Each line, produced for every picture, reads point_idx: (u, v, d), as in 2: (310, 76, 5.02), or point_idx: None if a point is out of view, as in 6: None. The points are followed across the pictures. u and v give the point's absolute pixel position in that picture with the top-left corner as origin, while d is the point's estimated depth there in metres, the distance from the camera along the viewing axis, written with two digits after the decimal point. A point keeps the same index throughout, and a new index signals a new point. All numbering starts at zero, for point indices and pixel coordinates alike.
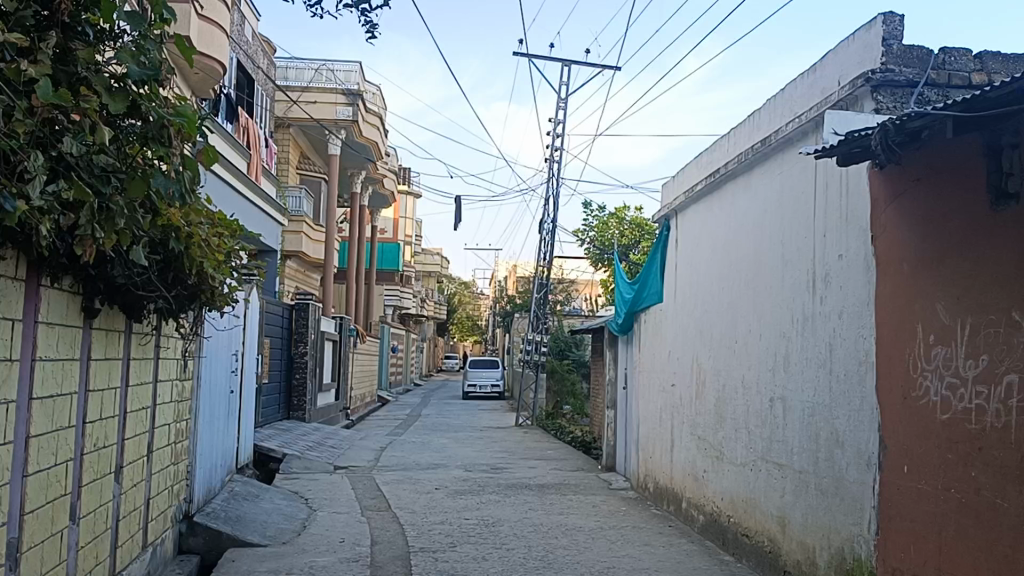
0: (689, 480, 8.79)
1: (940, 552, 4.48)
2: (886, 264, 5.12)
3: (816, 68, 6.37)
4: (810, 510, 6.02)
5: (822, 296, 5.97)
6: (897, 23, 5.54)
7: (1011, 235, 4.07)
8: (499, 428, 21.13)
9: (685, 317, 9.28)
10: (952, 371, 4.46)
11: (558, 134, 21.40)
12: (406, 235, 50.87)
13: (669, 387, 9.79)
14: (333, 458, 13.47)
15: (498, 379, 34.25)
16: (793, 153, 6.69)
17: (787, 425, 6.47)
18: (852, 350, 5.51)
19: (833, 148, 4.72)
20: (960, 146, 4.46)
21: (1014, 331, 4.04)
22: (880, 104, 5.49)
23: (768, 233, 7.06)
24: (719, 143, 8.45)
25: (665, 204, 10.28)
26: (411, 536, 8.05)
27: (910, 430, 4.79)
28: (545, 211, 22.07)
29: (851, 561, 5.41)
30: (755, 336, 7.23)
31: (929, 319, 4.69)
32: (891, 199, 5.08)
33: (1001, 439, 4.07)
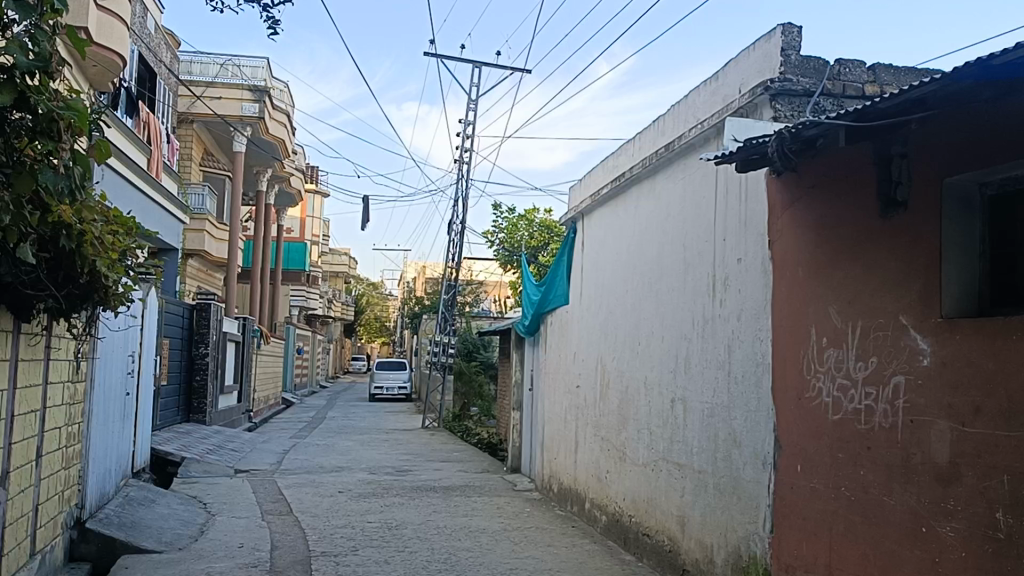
0: (592, 480, 8.88)
1: (830, 550, 4.60)
2: (782, 269, 5.25)
3: (718, 75, 6.49)
4: (707, 509, 6.14)
5: (721, 299, 6.09)
6: (795, 34, 5.67)
7: (899, 241, 4.21)
8: (406, 431, 21.03)
9: (590, 318, 9.36)
10: (843, 373, 4.59)
11: (468, 135, 21.35)
12: (313, 235, 50.22)
13: (573, 388, 9.87)
14: (233, 462, 13.20)
15: (406, 381, 34.08)
16: (695, 159, 6.81)
17: (687, 426, 6.57)
18: (750, 352, 5.64)
19: (731, 155, 4.82)
20: (851, 154, 4.60)
21: (901, 334, 4.19)
22: (779, 112, 5.65)
23: (671, 238, 7.16)
24: (625, 147, 8.54)
25: (573, 207, 10.36)
26: (311, 540, 7.93)
27: (803, 430, 4.92)
28: (453, 213, 22.00)
29: (747, 559, 5.52)
30: (657, 337, 7.33)
31: (821, 322, 4.82)
32: (787, 205, 5.21)
33: (888, 438, 4.21)
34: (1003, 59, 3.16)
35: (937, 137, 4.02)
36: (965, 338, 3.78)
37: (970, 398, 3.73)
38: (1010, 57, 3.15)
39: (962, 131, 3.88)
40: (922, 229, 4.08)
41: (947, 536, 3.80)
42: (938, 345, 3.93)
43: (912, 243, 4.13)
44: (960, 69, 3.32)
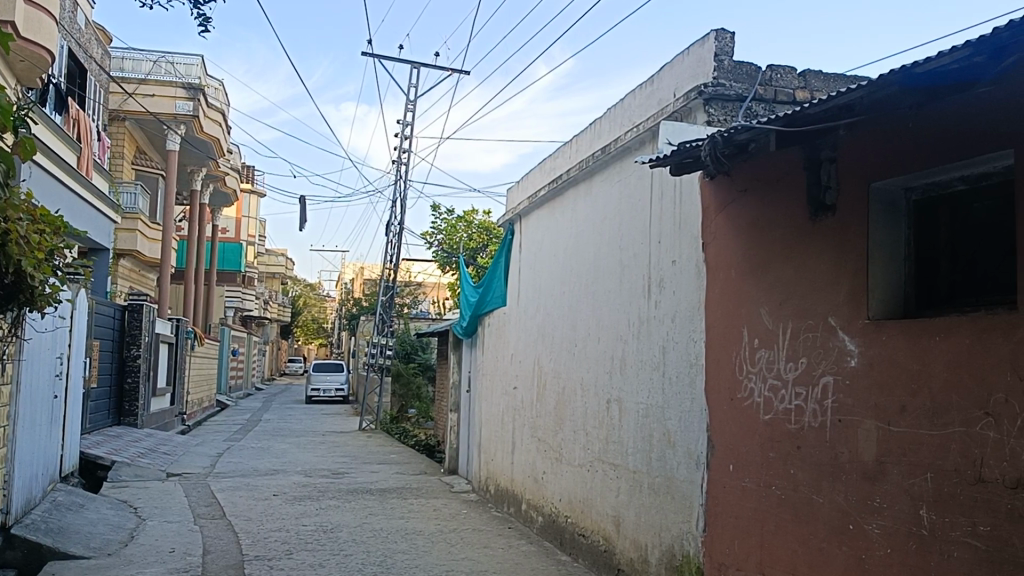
0: (528, 482, 8.90)
1: (762, 548, 4.67)
2: (715, 270, 5.32)
3: (653, 79, 6.55)
4: (642, 509, 6.20)
5: (656, 300, 6.15)
6: (727, 40, 5.77)
7: (828, 244, 4.30)
8: (343, 433, 20.85)
9: (527, 320, 9.39)
10: (775, 374, 4.67)
11: (406, 136, 21.24)
12: (249, 235, 49.58)
13: (510, 389, 9.89)
14: (165, 465, 12.98)
15: (343, 383, 33.81)
16: (630, 162, 6.88)
17: (623, 426, 6.62)
18: (684, 353, 5.70)
19: (665, 158, 4.88)
20: (782, 158, 4.68)
21: (830, 335, 4.27)
22: (712, 117, 5.71)
23: (607, 240, 7.22)
24: (562, 148, 8.57)
25: (510, 208, 10.38)
26: (244, 544, 7.83)
27: (735, 429, 4.99)
28: (391, 214, 21.85)
29: (680, 558, 5.59)
30: (593, 339, 7.37)
31: (753, 323, 4.90)
32: (720, 208, 5.28)
33: (817, 438, 4.29)
34: (928, 65, 3.25)
35: (865, 142, 4.11)
36: (891, 339, 3.87)
37: (895, 398, 3.82)
38: (934, 64, 3.24)
39: (889, 137, 3.97)
40: (850, 232, 4.17)
41: (873, 532, 3.88)
42: (866, 345, 4.02)
43: (841, 246, 4.22)
44: (887, 76, 3.40)
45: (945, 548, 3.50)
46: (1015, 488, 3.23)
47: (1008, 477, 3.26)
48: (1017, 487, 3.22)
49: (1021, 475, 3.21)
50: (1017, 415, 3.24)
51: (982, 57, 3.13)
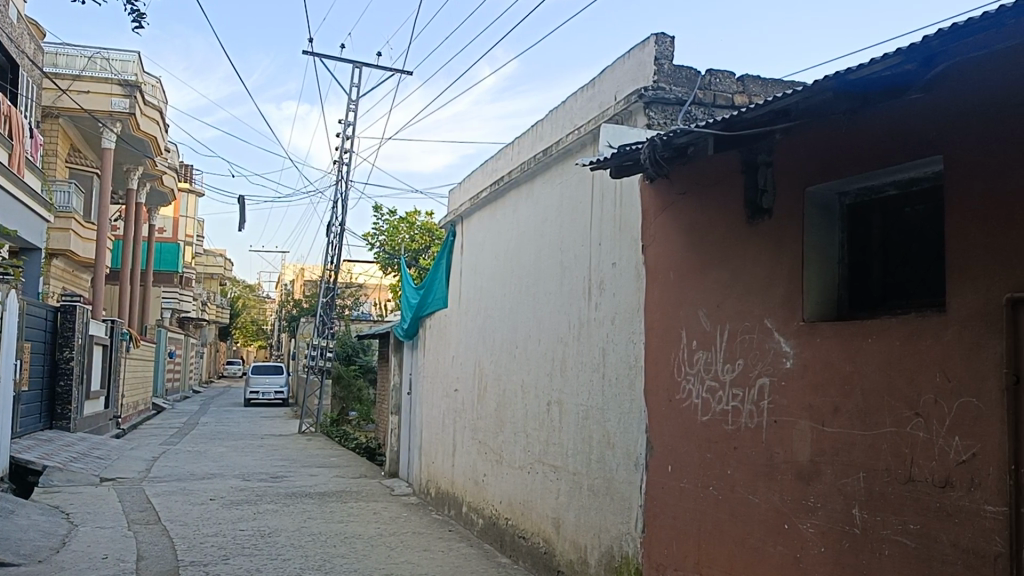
0: (469, 484, 8.89)
1: (698, 548, 4.72)
2: (654, 272, 5.36)
3: (594, 82, 6.58)
4: (581, 510, 6.22)
5: (596, 303, 6.17)
6: (667, 44, 5.79)
7: (765, 247, 4.36)
8: (282, 436, 20.62)
9: (468, 322, 9.37)
10: (712, 375, 4.71)
11: (348, 136, 21.07)
12: (187, 235, 48.80)
13: (451, 392, 9.87)
14: (98, 470, 12.71)
15: (282, 386, 33.45)
16: (571, 164, 6.90)
17: (563, 428, 6.64)
18: (624, 355, 5.73)
19: (606, 160, 4.90)
20: (720, 161, 4.74)
21: (766, 337, 4.32)
22: (652, 120, 5.75)
23: (548, 242, 7.22)
24: (504, 150, 8.58)
25: (452, 210, 10.36)
26: (180, 550, 7.69)
27: (673, 430, 5.03)
28: (332, 215, 21.65)
29: (620, 559, 5.61)
30: (534, 340, 7.39)
31: (691, 325, 4.94)
32: (659, 210, 5.33)
33: (753, 438, 4.34)
34: (860, 72, 3.31)
35: (800, 147, 4.17)
36: (826, 340, 3.94)
37: (829, 399, 3.88)
38: (867, 71, 3.30)
39: (823, 142, 4.03)
40: (786, 235, 4.22)
41: (807, 532, 3.94)
42: (801, 347, 4.08)
43: (778, 248, 4.28)
44: (822, 82, 3.46)
45: (876, 546, 3.56)
46: (943, 486, 3.29)
47: (936, 476, 3.33)
48: (946, 485, 3.29)
49: (949, 474, 3.27)
50: (945, 415, 3.31)
51: (913, 64, 3.20)
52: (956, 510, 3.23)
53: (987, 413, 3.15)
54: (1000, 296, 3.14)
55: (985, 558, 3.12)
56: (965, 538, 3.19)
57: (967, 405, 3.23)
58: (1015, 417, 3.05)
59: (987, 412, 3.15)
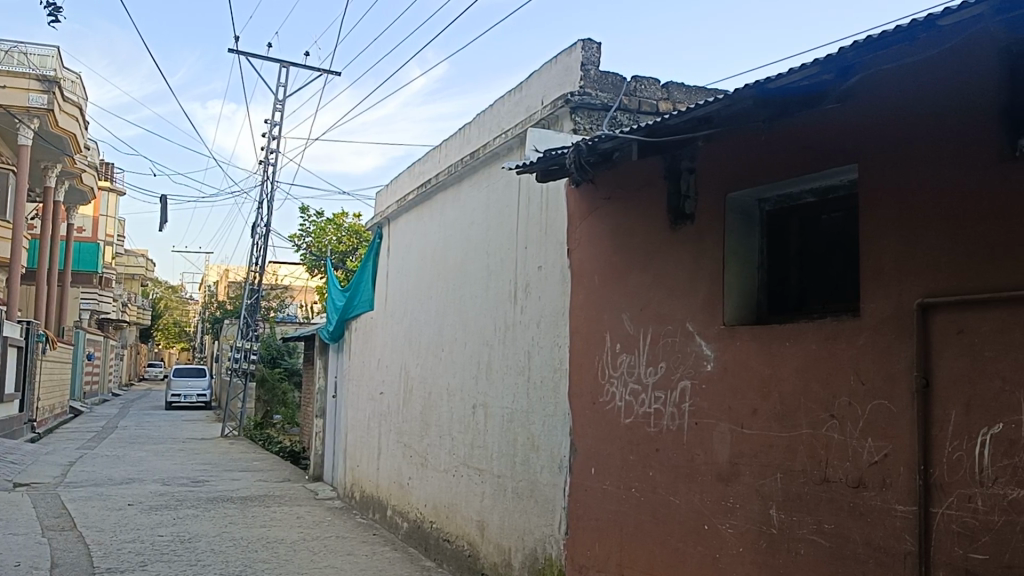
0: (394, 488, 8.84)
1: (621, 548, 4.76)
2: (579, 276, 5.41)
3: (522, 86, 6.61)
4: (506, 513, 6.23)
5: (522, 306, 6.20)
6: (594, 50, 5.84)
7: (687, 252, 4.42)
8: (204, 440, 20.25)
9: (394, 325, 9.33)
10: (635, 378, 4.76)
11: (274, 136, 20.77)
12: (107, 235, 47.65)
13: (376, 395, 9.81)
14: (11, 476, 12.34)
15: (205, 389, 32.88)
16: (498, 167, 6.92)
17: (488, 431, 6.65)
18: (549, 358, 5.76)
19: (533, 164, 4.92)
20: (644, 166, 4.80)
21: (687, 340, 4.39)
22: (578, 125, 5.84)
23: (475, 244, 7.23)
24: (431, 153, 8.56)
25: (379, 212, 10.30)
26: (95, 557, 7.51)
27: (597, 432, 5.07)
28: (257, 215, 21.34)
29: (543, 561, 5.64)
30: (459, 342, 7.39)
31: (614, 329, 4.99)
32: (584, 215, 5.37)
33: (675, 440, 4.40)
34: (779, 81, 3.38)
35: (722, 153, 4.25)
36: (745, 344, 4.01)
37: (748, 401, 3.96)
38: (785, 81, 3.37)
39: (744, 149, 4.10)
40: (707, 241, 4.30)
41: (726, 531, 4.00)
42: (721, 350, 4.15)
43: (699, 254, 4.35)
44: (743, 90, 3.52)
45: (792, 546, 3.64)
46: (856, 486, 3.38)
47: (850, 476, 3.41)
48: (859, 485, 3.37)
49: (862, 475, 3.36)
50: (859, 418, 3.40)
51: (829, 74, 3.28)
52: (868, 510, 3.32)
53: (898, 415, 3.25)
54: (912, 301, 3.24)
55: (895, 556, 3.21)
56: (877, 537, 3.28)
57: (880, 408, 3.32)
58: (926, 418, 3.14)
59: (899, 414, 3.24)
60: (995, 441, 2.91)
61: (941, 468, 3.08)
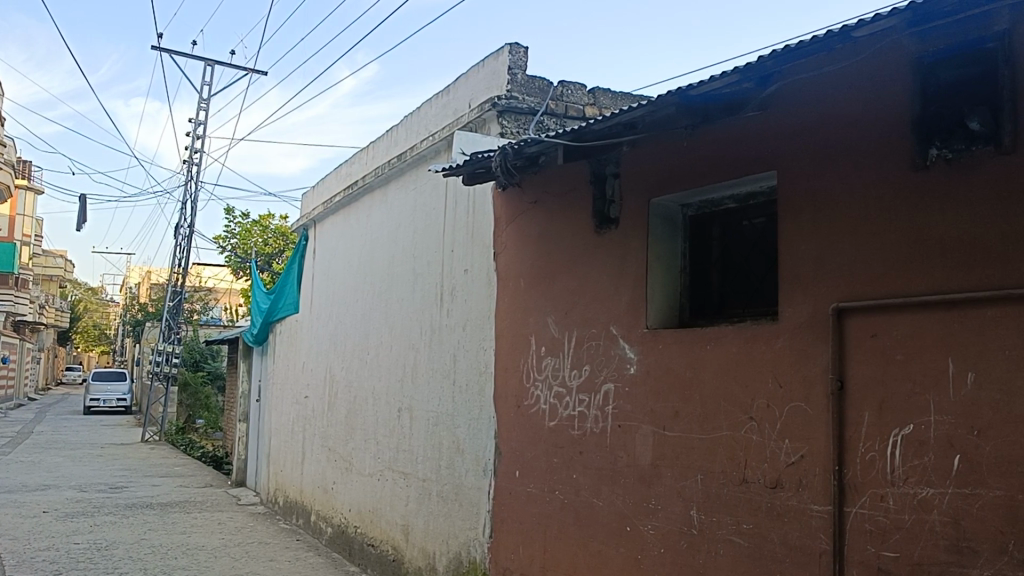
0: (318, 492, 8.75)
1: (544, 551, 4.78)
2: (505, 279, 5.42)
3: (449, 89, 6.60)
4: (430, 517, 6.21)
5: (448, 309, 6.19)
6: (521, 54, 5.87)
7: (612, 256, 4.46)
8: (123, 445, 19.78)
9: (319, 328, 9.23)
10: (559, 381, 4.78)
11: (198, 136, 20.41)
12: (24, 235, 46.31)
13: (301, 398, 9.69)
14: None
15: (125, 393, 32.14)
16: (425, 170, 6.90)
17: (413, 435, 6.62)
18: (474, 361, 5.75)
19: (459, 168, 4.92)
20: (570, 171, 4.84)
21: (611, 343, 4.43)
22: (505, 128, 5.83)
23: (401, 247, 7.19)
24: (358, 155, 8.50)
25: (305, 213, 10.19)
26: (6, 565, 7.28)
27: (522, 435, 5.08)
28: (181, 216, 20.94)
29: (467, 564, 5.63)
30: (385, 346, 7.34)
31: (540, 332, 5.00)
32: (511, 218, 5.38)
33: (598, 443, 4.43)
34: (701, 89, 3.42)
35: (645, 159, 4.29)
36: (667, 347, 4.06)
37: (670, 404, 4.00)
38: (707, 88, 3.42)
39: (666, 155, 4.16)
40: (630, 245, 4.34)
41: (648, 533, 4.04)
42: (644, 353, 4.19)
43: (622, 258, 4.39)
44: (665, 97, 3.56)
45: (712, 546, 3.69)
46: (774, 487, 3.44)
47: (768, 477, 3.47)
48: (776, 486, 3.43)
49: (779, 475, 3.42)
50: (777, 419, 3.47)
51: (750, 82, 3.34)
52: (785, 511, 3.38)
53: (815, 417, 3.31)
54: (827, 305, 3.31)
55: (811, 555, 3.27)
56: (794, 537, 3.34)
57: (796, 410, 3.39)
58: (840, 421, 3.21)
59: (815, 416, 3.31)
60: (906, 442, 2.99)
61: (855, 468, 3.15)
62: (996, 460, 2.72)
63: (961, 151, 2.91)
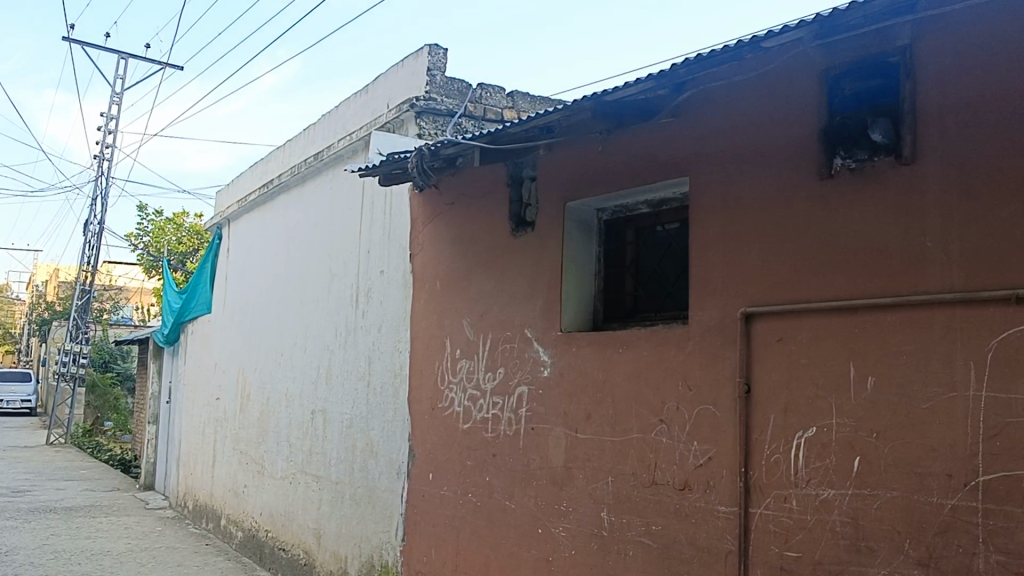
0: (229, 495, 8.59)
1: (457, 553, 4.77)
2: (421, 281, 5.39)
3: (368, 89, 6.55)
4: (343, 520, 6.15)
5: (363, 311, 6.14)
6: (440, 56, 5.87)
7: (527, 259, 4.48)
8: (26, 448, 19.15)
9: (232, 328, 9.08)
10: (474, 383, 4.78)
11: (110, 130, 19.83)
12: None
13: (212, 400, 9.51)
14: None
15: (30, 394, 31.14)
16: (342, 170, 6.84)
17: (326, 437, 6.55)
18: (389, 363, 5.72)
19: (375, 168, 4.88)
20: (486, 173, 4.84)
21: (526, 346, 4.44)
22: (423, 129, 5.81)
23: (317, 247, 7.11)
24: (274, 153, 8.39)
25: (219, 211, 10.01)
26: None
27: (436, 438, 5.06)
28: (91, 212, 20.36)
29: (379, 567, 5.59)
30: (299, 348, 7.25)
31: (455, 334, 4.99)
32: (427, 220, 5.37)
33: (511, 445, 4.44)
34: (615, 95, 3.46)
35: (562, 163, 4.32)
36: (580, 350, 4.09)
37: (582, 407, 4.03)
38: (621, 94, 3.45)
39: (582, 160, 4.19)
40: (546, 248, 4.36)
41: (559, 535, 4.07)
42: (558, 356, 4.22)
43: (538, 261, 4.41)
44: (581, 102, 3.58)
45: (622, 548, 3.72)
46: (682, 489, 3.49)
47: (677, 479, 3.52)
48: (685, 488, 3.48)
49: (688, 477, 3.47)
50: (686, 422, 3.52)
51: (664, 89, 3.39)
52: (694, 512, 3.43)
53: (723, 420, 3.37)
54: (736, 310, 3.37)
55: (717, 555, 3.33)
56: (701, 537, 3.39)
57: (705, 413, 3.44)
58: (746, 424, 3.27)
59: (723, 418, 3.37)
60: (809, 444, 3.06)
61: (760, 470, 3.21)
62: (893, 462, 2.81)
63: (864, 161, 2.99)
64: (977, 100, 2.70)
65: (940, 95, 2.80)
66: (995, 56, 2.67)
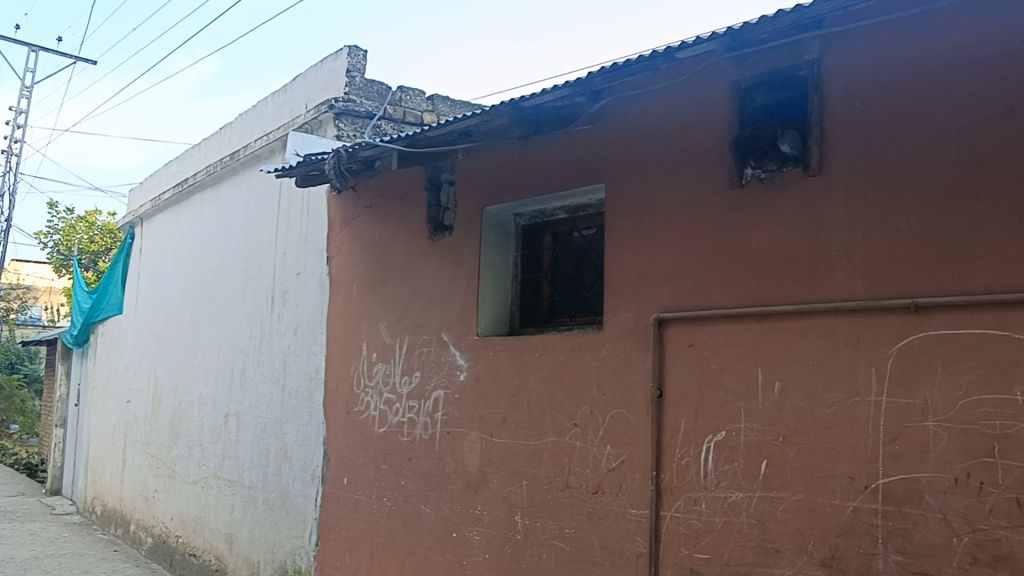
0: (138, 500, 8.40)
1: (370, 558, 4.74)
2: (338, 284, 5.35)
3: (286, 88, 6.48)
4: (255, 525, 6.07)
5: (279, 313, 6.06)
6: (360, 57, 5.85)
7: (445, 263, 4.48)
8: None
9: (144, 329, 8.87)
10: (390, 388, 4.76)
11: (20, 125, 19.18)
12: None
13: (123, 403, 9.28)
14: None
15: None
16: (259, 170, 6.75)
17: (239, 441, 6.45)
18: (304, 366, 5.65)
19: (292, 168, 4.83)
20: (404, 176, 4.82)
21: (442, 350, 4.43)
22: (341, 131, 5.76)
23: (232, 248, 7.00)
24: (189, 152, 8.24)
25: (132, 210, 9.78)
26: None
27: (351, 442, 5.02)
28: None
29: (292, 573, 5.52)
30: (213, 350, 7.12)
31: (372, 337, 4.96)
32: (345, 222, 5.33)
33: (427, 449, 4.43)
34: (533, 101, 3.47)
35: (480, 167, 4.33)
36: (496, 354, 4.10)
37: (497, 410, 4.04)
38: (539, 101, 3.48)
39: (501, 165, 4.21)
40: (463, 253, 4.36)
41: (473, 538, 4.07)
42: (474, 360, 4.22)
43: (455, 265, 4.41)
44: (498, 108, 3.59)
45: (535, 551, 3.74)
46: (595, 492, 3.53)
47: (590, 482, 3.56)
48: (598, 491, 3.52)
49: (601, 481, 3.51)
50: (599, 427, 3.56)
51: (581, 97, 3.42)
52: (606, 515, 3.47)
53: (635, 423, 3.41)
54: (649, 315, 3.41)
55: (628, 557, 3.37)
56: (612, 540, 3.43)
57: (618, 417, 3.49)
58: (658, 428, 3.32)
59: (635, 423, 3.41)
60: (718, 448, 3.12)
61: (671, 473, 3.26)
62: (798, 466, 2.87)
63: (773, 171, 3.07)
64: (881, 115, 2.79)
65: (847, 108, 2.88)
66: (899, 72, 2.76)
